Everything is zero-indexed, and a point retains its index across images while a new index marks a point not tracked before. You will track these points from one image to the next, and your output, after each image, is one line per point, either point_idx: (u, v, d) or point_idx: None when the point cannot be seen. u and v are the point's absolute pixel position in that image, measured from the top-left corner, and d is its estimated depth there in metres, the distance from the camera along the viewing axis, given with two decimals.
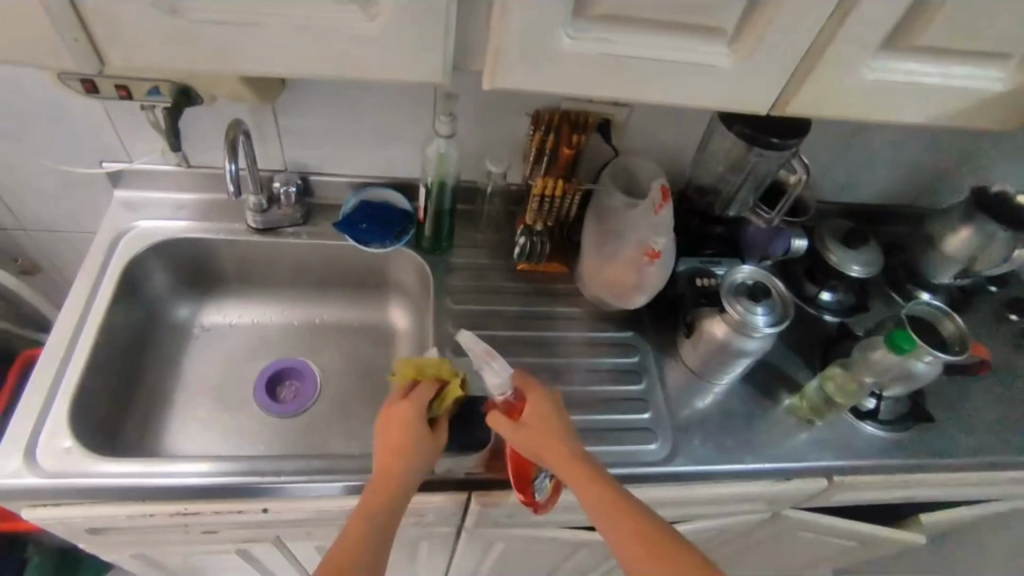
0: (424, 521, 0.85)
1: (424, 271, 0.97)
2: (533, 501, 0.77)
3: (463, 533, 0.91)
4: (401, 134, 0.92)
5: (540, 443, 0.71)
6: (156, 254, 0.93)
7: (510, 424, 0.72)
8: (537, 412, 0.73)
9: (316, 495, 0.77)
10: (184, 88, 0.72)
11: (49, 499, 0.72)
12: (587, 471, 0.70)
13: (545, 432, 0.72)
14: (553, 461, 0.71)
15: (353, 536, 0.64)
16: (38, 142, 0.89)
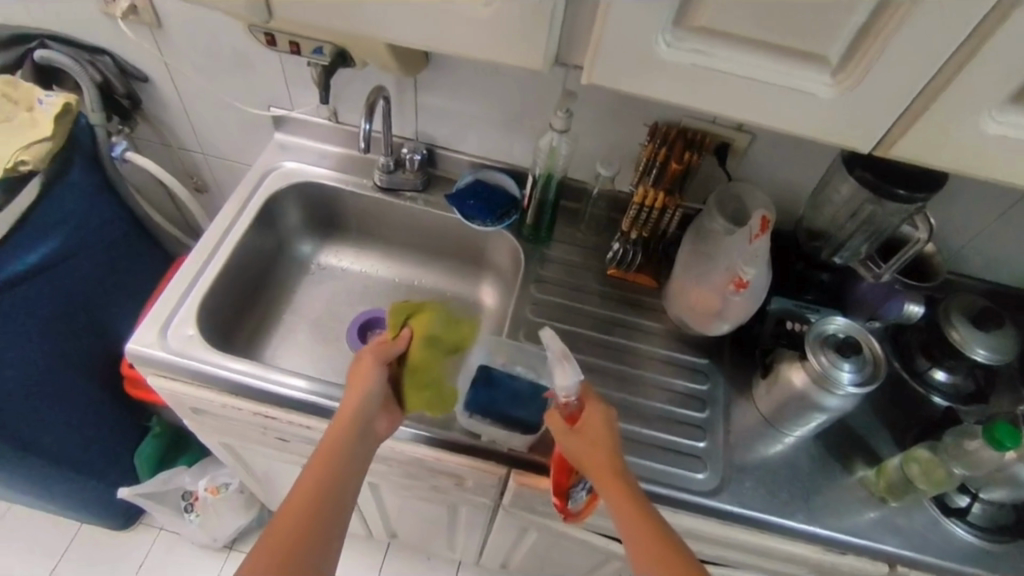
0: (461, 485, 0.90)
1: (518, 255, 1.01)
2: (565, 509, 0.76)
3: (497, 508, 0.94)
4: (522, 125, 0.97)
5: (585, 450, 0.70)
6: (295, 193, 1.07)
7: (563, 427, 0.71)
8: (594, 421, 0.71)
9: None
10: (343, 50, 0.85)
11: (168, 372, 0.85)
12: (624, 488, 0.66)
13: (593, 443, 0.70)
14: (593, 471, 0.68)
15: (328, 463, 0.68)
16: (228, 82, 1.07)
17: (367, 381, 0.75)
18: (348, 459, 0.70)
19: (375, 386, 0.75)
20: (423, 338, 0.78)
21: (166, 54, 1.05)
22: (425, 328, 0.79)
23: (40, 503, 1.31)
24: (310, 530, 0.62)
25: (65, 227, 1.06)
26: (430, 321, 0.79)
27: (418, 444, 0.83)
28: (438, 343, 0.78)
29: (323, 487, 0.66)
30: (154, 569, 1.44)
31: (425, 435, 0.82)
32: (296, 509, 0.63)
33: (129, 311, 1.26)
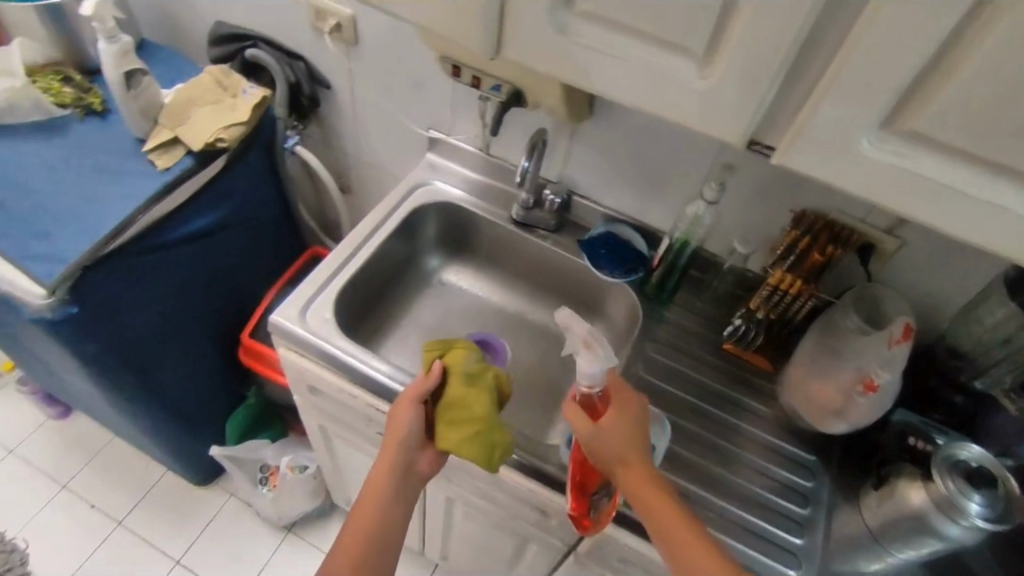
0: (540, 522, 0.91)
1: (637, 310, 1.03)
2: (585, 515, 0.75)
3: (570, 554, 0.93)
4: (666, 187, 1.01)
5: (618, 449, 0.70)
6: (437, 210, 1.15)
7: (589, 421, 0.70)
8: (620, 415, 0.71)
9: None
10: (519, 90, 0.92)
11: (301, 349, 0.92)
12: (659, 495, 0.69)
13: (623, 441, 0.70)
14: (629, 475, 0.69)
15: (369, 505, 0.81)
16: (400, 102, 1.17)
17: (403, 428, 0.81)
18: (384, 512, 0.81)
19: (412, 431, 0.81)
20: (457, 375, 0.81)
21: (354, 68, 1.17)
22: (459, 365, 0.82)
23: (142, 443, 1.43)
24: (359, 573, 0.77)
25: (233, 200, 1.17)
26: (463, 358, 0.82)
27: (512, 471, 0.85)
28: (472, 379, 0.81)
29: (362, 548, 0.78)
30: (219, 530, 1.53)
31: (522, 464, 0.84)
32: (351, 550, 0.78)
33: (261, 287, 1.38)
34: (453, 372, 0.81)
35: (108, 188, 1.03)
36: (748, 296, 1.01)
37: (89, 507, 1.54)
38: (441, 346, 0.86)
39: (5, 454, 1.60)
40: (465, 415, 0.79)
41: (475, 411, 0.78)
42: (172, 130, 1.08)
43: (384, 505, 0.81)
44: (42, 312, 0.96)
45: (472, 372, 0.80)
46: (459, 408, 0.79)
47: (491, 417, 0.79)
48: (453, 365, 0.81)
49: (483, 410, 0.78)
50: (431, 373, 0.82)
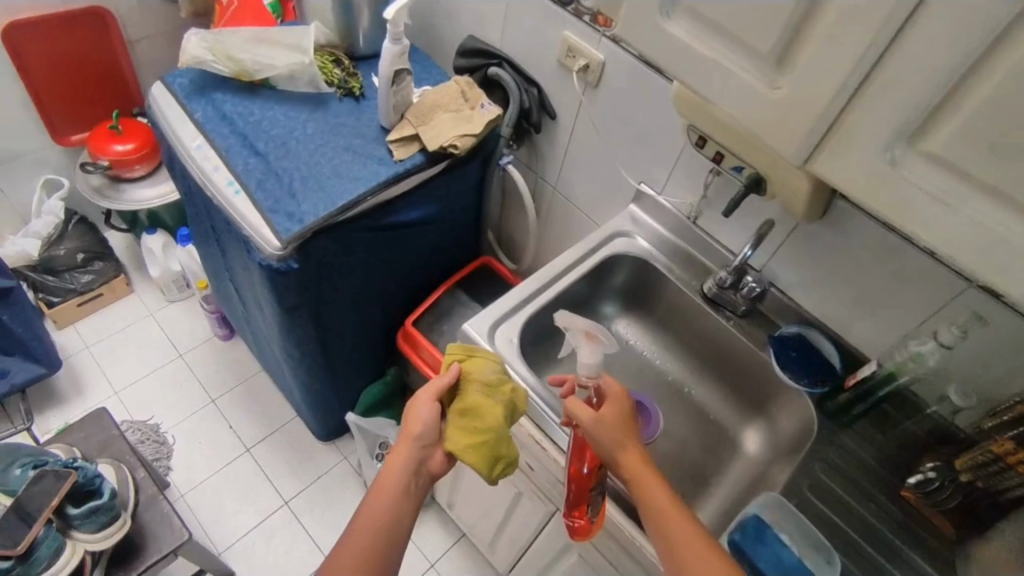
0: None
1: (810, 425, 1.00)
2: (583, 516, 0.87)
3: None
4: (880, 308, 0.96)
5: (614, 436, 0.82)
6: (630, 263, 1.18)
7: (590, 410, 0.83)
8: (614, 407, 0.84)
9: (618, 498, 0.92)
10: (761, 177, 0.90)
11: None
12: (648, 472, 0.81)
13: (617, 427, 0.83)
14: (628, 456, 0.81)
15: (386, 488, 0.85)
16: (618, 150, 1.20)
17: (418, 423, 0.89)
18: (398, 495, 0.84)
19: (426, 427, 0.89)
20: (473, 382, 0.90)
21: (585, 108, 1.21)
22: (477, 373, 0.91)
23: (290, 389, 1.57)
24: (375, 549, 0.80)
25: (443, 198, 1.26)
26: (481, 368, 0.92)
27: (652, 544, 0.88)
28: (487, 388, 0.90)
29: (376, 535, 0.81)
30: (329, 484, 1.65)
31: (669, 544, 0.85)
32: (368, 528, 0.81)
33: (433, 281, 1.48)
34: (470, 379, 0.91)
35: (351, 166, 1.13)
36: (939, 450, 0.92)
37: (226, 426, 1.71)
38: (463, 350, 0.95)
39: (174, 356, 1.82)
40: (476, 424, 0.87)
41: (486, 421, 0.87)
42: (415, 127, 1.16)
43: (401, 487, 0.85)
44: (270, 260, 1.07)
45: (488, 381, 0.90)
46: (471, 416, 0.88)
47: (502, 431, 0.88)
48: (471, 373, 0.91)
49: (494, 421, 0.87)
50: (450, 375, 0.92)
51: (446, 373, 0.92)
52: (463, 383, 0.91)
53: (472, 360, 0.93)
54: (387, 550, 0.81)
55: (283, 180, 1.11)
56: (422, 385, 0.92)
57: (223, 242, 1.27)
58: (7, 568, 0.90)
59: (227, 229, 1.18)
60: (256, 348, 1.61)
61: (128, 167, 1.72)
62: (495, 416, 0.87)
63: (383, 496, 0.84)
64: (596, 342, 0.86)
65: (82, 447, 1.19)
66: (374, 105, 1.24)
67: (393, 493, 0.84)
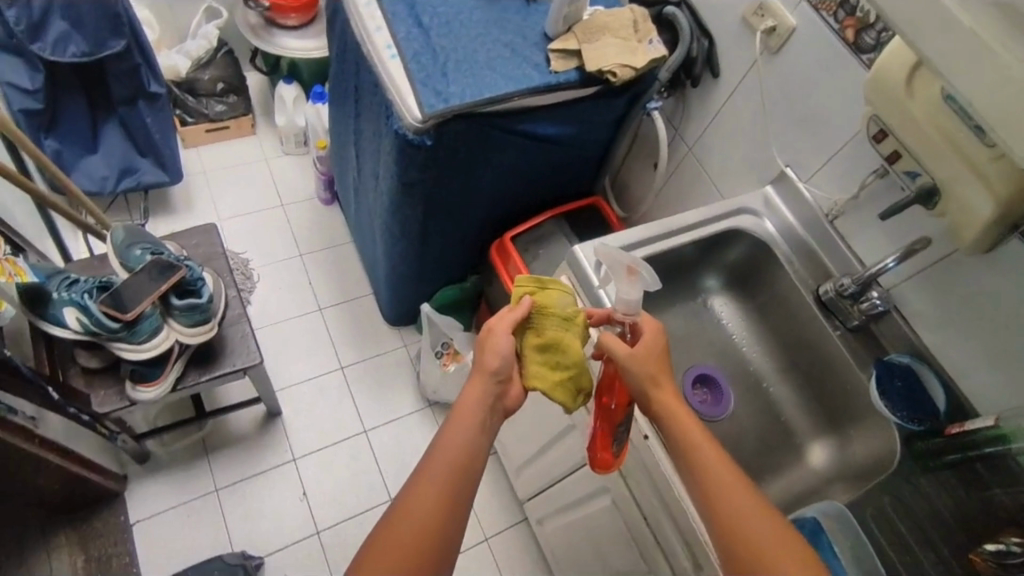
0: (687, 566, 0.92)
1: (890, 459, 0.96)
2: (607, 449, 0.91)
3: None
4: (1011, 363, 0.90)
5: (648, 370, 0.81)
6: (751, 244, 1.14)
7: (624, 345, 0.81)
8: (648, 342, 0.82)
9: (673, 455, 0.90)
10: (934, 190, 0.85)
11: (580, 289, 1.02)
12: (682, 408, 0.79)
13: (650, 360, 0.81)
14: (663, 394, 0.79)
15: (463, 417, 0.82)
16: (776, 125, 1.14)
17: (496, 357, 0.86)
18: (476, 424, 0.82)
19: (504, 362, 0.86)
20: (551, 316, 0.90)
21: (755, 72, 1.14)
22: (554, 308, 0.90)
23: (376, 266, 1.63)
24: (454, 477, 0.77)
25: (583, 122, 1.24)
26: (559, 302, 0.91)
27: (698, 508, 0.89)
28: (565, 322, 0.90)
29: (454, 463, 0.78)
30: (384, 365, 1.72)
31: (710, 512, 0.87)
32: (447, 456, 0.78)
33: (540, 205, 1.47)
34: (547, 314, 0.90)
35: (506, 63, 1.12)
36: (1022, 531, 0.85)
37: (307, 283, 1.80)
38: (533, 282, 0.94)
39: (277, 205, 1.91)
40: (559, 358, 0.89)
41: (569, 354, 0.89)
42: (579, 44, 1.13)
43: (478, 416, 0.82)
44: (407, 130, 1.07)
45: (566, 315, 0.90)
46: (552, 350, 0.89)
47: (583, 364, 0.90)
48: (548, 307, 0.90)
49: (576, 356, 0.89)
50: (524, 308, 0.90)
51: (520, 305, 0.90)
52: (537, 316, 0.91)
53: (546, 295, 0.92)
54: (466, 486, 0.78)
55: (438, 59, 1.11)
56: (496, 316, 0.89)
57: (362, 106, 1.29)
58: (114, 329, 1.00)
59: (372, 94, 1.20)
60: (354, 220, 1.67)
61: (283, 13, 1.76)
62: (577, 349, 0.89)
63: (461, 425, 0.81)
64: (637, 279, 0.84)
65: (190, 253, 1.28)
66: (543, 11, 1.21)
67: (471, 422, 0.82)
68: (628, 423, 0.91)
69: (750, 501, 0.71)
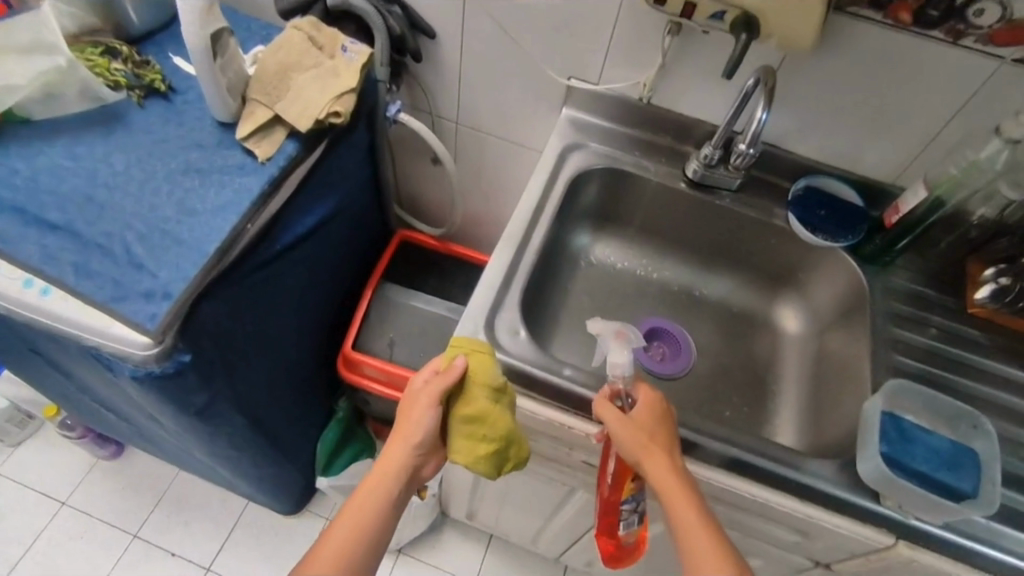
0: (797, 542, 0.78)
1: (858, 279, 0.89)
2: (611, 535, 0.71)
3: (819, 566, 0.83)
4: (893, 127, 0.85)
5: (633, 445, 0.65)
6: (600, 177, 0.96)
7: (616, 413, 0.67)
8: (649, 411, 0.68)
9: (714, 460, 0.71)
10: (750, 17, 0.72)
11: None
12: (686, 495, 0.62)
13: (645, 434, 0.66)
14: (654, 477, 0.63)
15: (377, 487, 0.68)
16: (531, 47, 0.94)
17: (419, 427, 0.71)
18: (391, 493, 0.68)
19: (427, 433, 0.71)
20: (482, 384, 0.70)
21: (471, 7, 0.92)
22: (484, 377, 0.70)
23: (232, 482, 1.24)
24: (356, 550, 0.64)
25: (336, 183, 0.95)
26: (488, 370, 0.71)
27: (769, 487, 0.71)
28: (497, 391, 0.71)
29: (357, 537, 0.65)
30: None
31: (784, 484, 0.70)
32: (349, 525, 0.65)
33: (352, 287, 1.18)
34: (477, 381, 0.70)
35: (206, 192, 0.79)
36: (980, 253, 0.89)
37: (170, 556, 1.36)
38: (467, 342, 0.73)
39: (58, 507, 1.39)
40: (485, 431, 0.70)
41: (497, 428, 0.70)
42: (271, 105, 0.82)
43: (394, 485, 0.69)
44: (146, 366, 0.72)
45: (499, 387, 0.70)
46: (479, 422, 0.70)
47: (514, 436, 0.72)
48: (478, 374, 0.70)
49: (506, 430, 0.71)
50: (453, 373, 0.71)
51: (449, 371, 0.71)
52: (468, 384, 0.71)
53: (480, 359, 0.71)
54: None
55: (112, 248, 0.73)
56: (420, 381, 0.73)
57: (57, 360, 0.87)
58: None
59: (57, 345, 0.79)
60: (167, 456, 1.24)
61: None
62: (506, 422, 0.70)
63: (373, 496, 0.67)
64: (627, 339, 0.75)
65: None
66: (192, 96, 0.86)
67: (382, 490, 0.68)
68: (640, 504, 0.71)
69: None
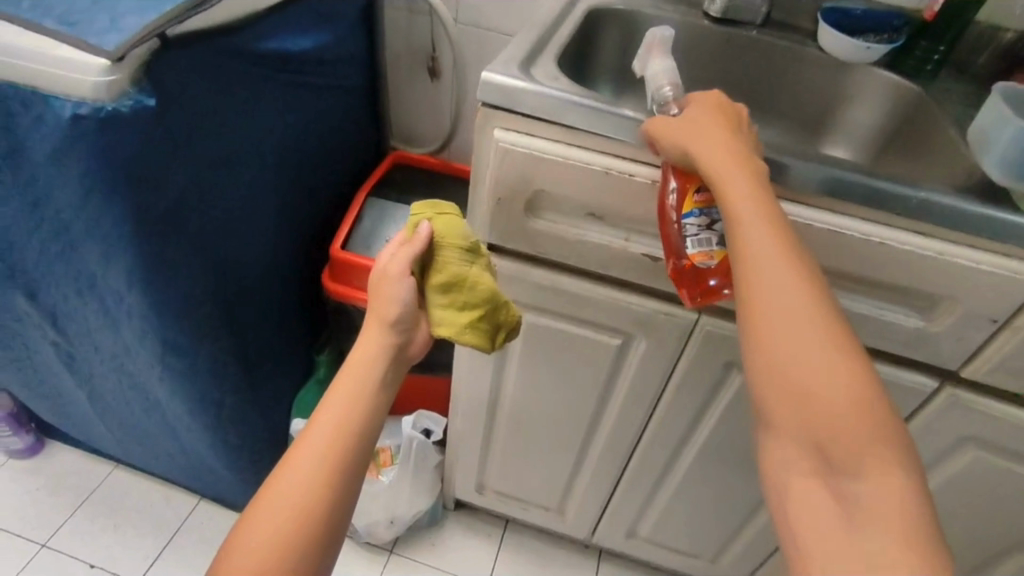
0: (921, 329, 0.62)
1: (910, 90, 0.82)
2: (677, 265, 0.58)
3: (942, 382, 0.66)
4: None
5: (686, 145, 0.52)
6: (617, 22, 0.90)
7: (677, 128, 0.54)
8: (716, 124, 0.53)
9: (813, 195, 0.58)
10: None
11: (525, 122, 0.61)
12: (763, 219, 0.47)
13: (716, 147, 0.51)
14: (725, 191, 0.49)
15: (352, 378, 0.52)
16: None
17: (392, 303, 0.56)
18: (371, 383, 0.53)
19: (404, 310, 0.56)
20: (453, 246, 0.57)
21: None
22: (450, 237, 0.58)
23: (179, 443, 0.98)
24: (336, 456, 0.48)
25: (334, 27, 0.84)
26: (454, 228, 0.58)
27: (882, 219, 0.58)
28: (471, 252, 0.58)
29: (332, 441, 0.49)
30: None
31: (905, 208, 0.56)
32: (320, 430, 0.49)
33: (340, 194, 1.04)
34: (446, 243, 0.57)
35: None
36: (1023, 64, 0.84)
37: (87, 568, 1.03)
38: (429, 207, 0.60)
39: None
40: (465, 298, 0.57)
41: (480, 293, 0.57)
42: None
43: (371, 375, 0.53)
44: (96, 103, 0.56)
45: (471, 245, 0.58)
46: (456, 290, 0.57)
47: (502, 297, 0.59)
48: (446, 236, 0.58)
49: (489, 289, 0.58)
50: (418, 240, 0.57)
51: (413, 239, 0.58)
52: (436, 250, 0.58)
53: (442, 222, 0.59)
54: (339, 497, 0.48)
55: None
56: (384, 256, 0.58)
57: None
58: None
59: None
60: (95, 413, 0.98)
61: None
62: (491, 284, 0.58)
63: (347, 387, 0.52)
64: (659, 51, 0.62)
65: None
66: None
67: (359, 382, 0.52)
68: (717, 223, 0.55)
69: (816, 312, 0.44)
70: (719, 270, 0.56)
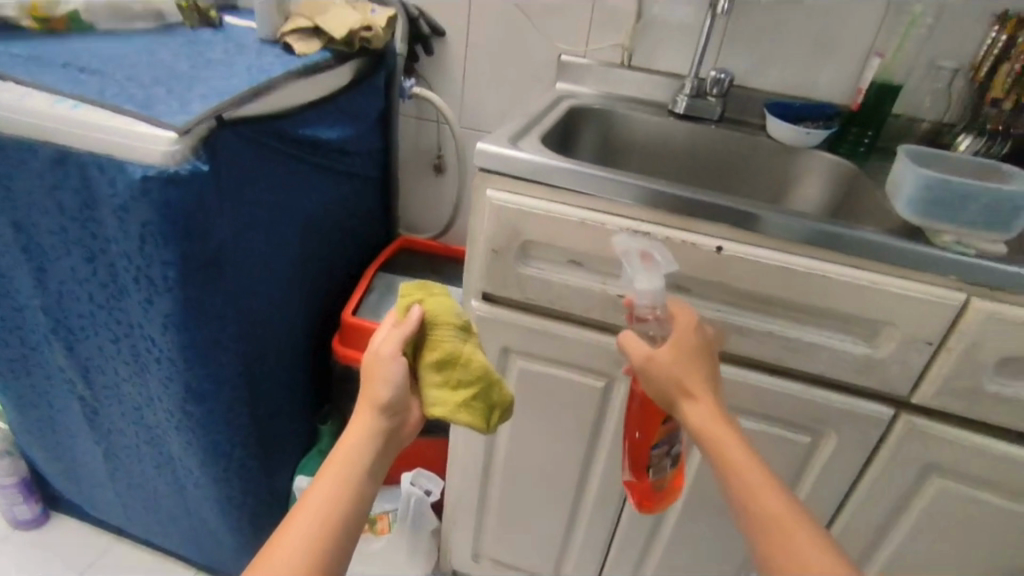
0: (869, 354, 0.69)
1: (847, 167, 0.95)
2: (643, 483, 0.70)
3: (898, 408, 0.72)
4: (836, 49, 1.00)
5: (683, 383, 0.58)
6: (596, 118, 1.06)
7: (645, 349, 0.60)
8: (682, 338, 0.60)
9: (759, 236, 0.68)
10: None
11: (513, 183, 0.74)
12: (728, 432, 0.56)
13: (682, 362, 0.59)
14: (692, 416, 0.57)
15: (342, 467, 0.53)
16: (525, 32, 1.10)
17: (384, 386, 0.56)
18: (360, 474, 0.53)
19: (397, 393, 0.57)
20: (447, 324, 0.60)
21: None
22: (443, 316, 0.60)
23: (185, 503, 1.01)
24: (316, 554, 0.49)
25: (355, 125, 1.00)
26: (446, 306, 0.61)
27: (818, 255, 0.67)
28: (464, 329, 0.61)
29: (315, 540, 0.50)
30: None
31: (836, 244, 0.66)
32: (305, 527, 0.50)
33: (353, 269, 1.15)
34: (440, 322, 0.60)
35: (238, 70, 0.83)
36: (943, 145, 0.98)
37: None
38: (419, 289, 0.63)
39: None
40: (459, 375, 0.59)
41: (473, 368, 0.59)
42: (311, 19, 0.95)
43: (360, 467, 0.53)
44: (161, 167, 0.68)
45: (464, 323, 0.60)
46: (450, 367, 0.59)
47: (495, 375, 0.61)
48: (439, 316, 0.60)
49: (482, 366, 0.60)
50: (412, 321, 0.60)
51: (405, 321, 0.60)
52: (430, 329, 0.60)
53: (434, 305, 0.61)
54: None
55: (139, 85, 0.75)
56: (377, 337, 0.60)
57: (40, 241, 0.78)
58: None
59: (55, 188, 0.73)
60: (108, 473, 1.02)
61: None
62: (483, 361, 0.60)
63: (337, 478, 0.52)
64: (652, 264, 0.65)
65: None
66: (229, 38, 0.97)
67: (350, 473, 0.53)
68: (674, 447, 0.70)
69: (798, 526, 0.51)
70: (669, 482, 0.72)
